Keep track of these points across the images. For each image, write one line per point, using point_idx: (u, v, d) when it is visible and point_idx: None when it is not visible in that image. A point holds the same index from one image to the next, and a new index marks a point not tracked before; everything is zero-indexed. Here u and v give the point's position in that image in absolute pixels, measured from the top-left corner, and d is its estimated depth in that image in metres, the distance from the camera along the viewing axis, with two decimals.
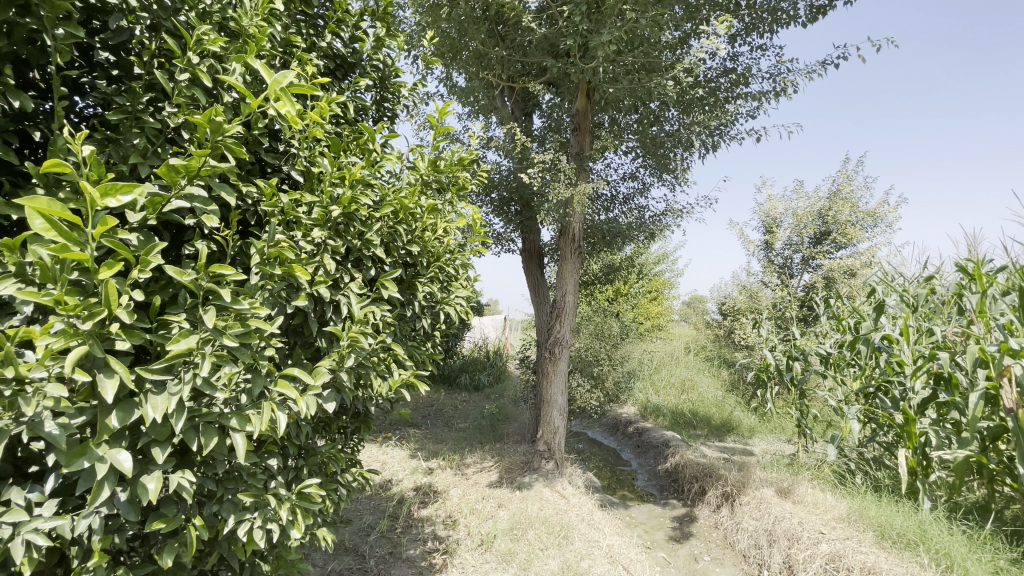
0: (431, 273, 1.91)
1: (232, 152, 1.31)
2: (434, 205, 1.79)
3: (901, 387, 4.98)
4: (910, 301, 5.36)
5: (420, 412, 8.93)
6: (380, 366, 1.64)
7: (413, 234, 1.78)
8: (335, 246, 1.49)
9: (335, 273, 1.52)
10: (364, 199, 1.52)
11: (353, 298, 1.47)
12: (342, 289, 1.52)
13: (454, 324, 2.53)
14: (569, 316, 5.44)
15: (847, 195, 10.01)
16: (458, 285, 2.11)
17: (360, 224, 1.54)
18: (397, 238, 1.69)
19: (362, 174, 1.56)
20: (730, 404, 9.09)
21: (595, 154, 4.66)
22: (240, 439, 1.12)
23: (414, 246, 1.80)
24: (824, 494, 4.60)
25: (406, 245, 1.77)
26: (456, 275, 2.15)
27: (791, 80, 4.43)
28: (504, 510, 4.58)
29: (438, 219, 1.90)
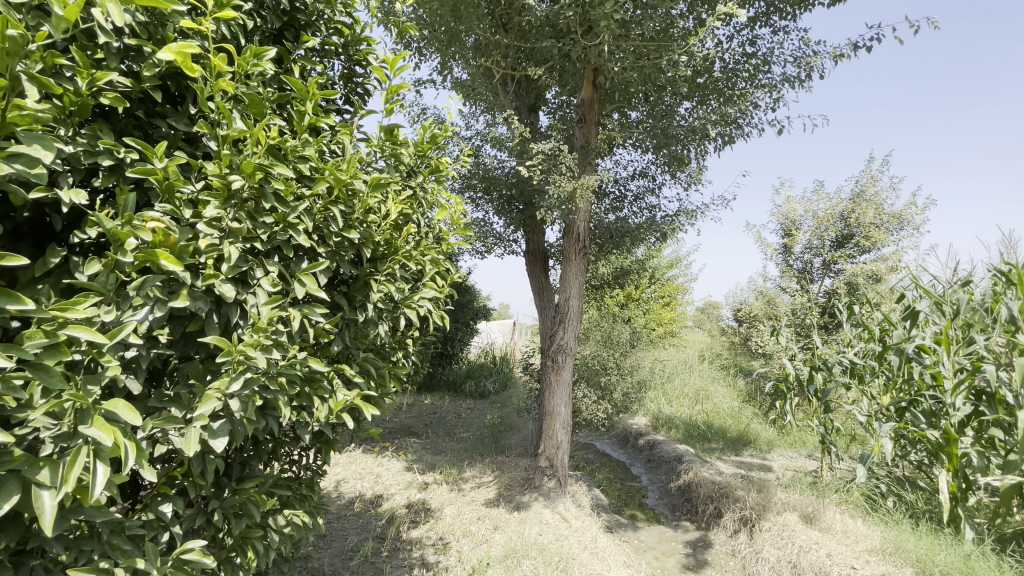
0: (387, 270, 1.59)
1: (34, 80, 1.02)
2: (382, 182, 1.46)
3: (938, 402, 4.52)
4: (948, 308, 4.90)
5: (421, 420, 8.62)
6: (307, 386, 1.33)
7: (359, 220, 1.46)
8: (239, 228, 1.15)
9: (243, 265, 1.19)
10: (280, 167, 1.18)
11: (258, 297, 1.15)
12: (251, 287, 1.20)
13: (429, 331, 2.21)
14: (573, 321, 5.07)
15: (871, 196, 9.48)
16: (426, 284, 1.80)
17: (276, 202, 1.20)
18: (335, 223, 1.36)
19: (280, 139, 1.23)
20: (747, 416, 8.62)
21: (601, 146, 4.30)
22: (45, 501, 0.89)
23: (361, 234, 1.47)
24: (854, 521, 4.17)
25: (351, 232, 1.44)
26: (425, 273, 1.82)
27: (818, 63, 4.01)
28: (499, 533, 4.23)
29: (396, 204, 1.58)
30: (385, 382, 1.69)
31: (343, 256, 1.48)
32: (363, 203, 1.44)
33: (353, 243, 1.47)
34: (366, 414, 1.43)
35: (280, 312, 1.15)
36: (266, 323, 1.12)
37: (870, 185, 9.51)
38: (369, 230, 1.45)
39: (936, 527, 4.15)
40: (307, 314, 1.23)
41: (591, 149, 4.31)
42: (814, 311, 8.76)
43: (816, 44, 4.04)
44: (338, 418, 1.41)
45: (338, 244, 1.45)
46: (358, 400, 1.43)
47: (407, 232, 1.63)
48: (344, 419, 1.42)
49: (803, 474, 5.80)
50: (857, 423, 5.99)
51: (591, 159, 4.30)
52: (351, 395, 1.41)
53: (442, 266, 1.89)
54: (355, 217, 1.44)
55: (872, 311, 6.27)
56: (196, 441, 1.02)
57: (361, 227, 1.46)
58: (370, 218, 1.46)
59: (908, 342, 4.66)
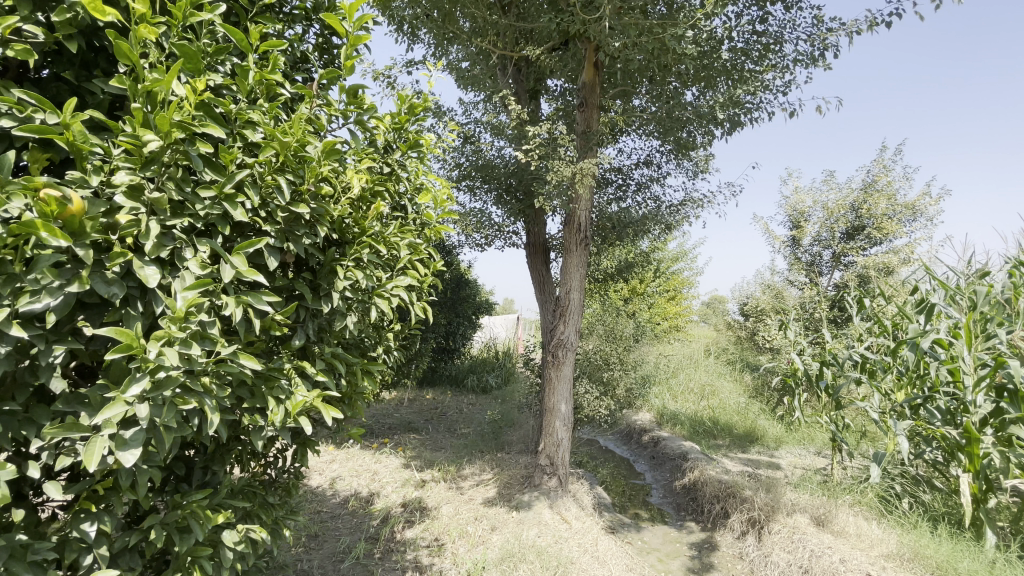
0: (354, 254, 1.43)
1: None
2: (334, 145, 1.30)
3: (955, 399, 4.31)
4: (966, 302, 4.68)
5: (422, 415, 8.49)
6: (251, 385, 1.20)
7: (314, 193, 1.31)
8: (159, 199, 1.04)
9: (170, 244, 1.09)
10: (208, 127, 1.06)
11: (179, 280, 1.05)
12: (179, 269, 1.09)
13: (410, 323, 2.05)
14: (574, 315, 4.88)
15: (883, 186, 9.20)
16: (399, 270, 1.65)
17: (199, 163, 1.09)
18: (283, 196, 1.22)
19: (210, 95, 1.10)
20: (754, 411, 8.43)
21: (603, 130, 4.09)
22: None
23: (318, 210, 1.32)
24: (869, 523, 3.98)
25: (304, 208, 1.29)
26: (399, 259, 1.66)
27: (833, 41, 3.78)
28: (497, 535, 4.09)
29: (358, 175, 1.42)
30: (358, 380, 1.53)
31: (300, 234, 1.33)
32: (319, 174, 1.30)
33: (309, 219, 1.33)
34: (328, 418, 1.29)
35: (201, 299, 1.04)
36: (181, 313, 1.00)
37: (882, 175, 9.24)
38: (324, 206, 1.30)
39: (956, 530, 3.95)
40: (243, 303, 1.11)
41: (592, 134, 4.11)
42: (823, 304, 8.54)
43: (831, 20, 3.82)
44: (296, 424, 1.26)
45: (291, 220, 1.31)
46: (319, 402, 1.29)
47: (375, 211, 1.47)
48: (303, 423, 1.27)
49: (813, 473, 5.61)
50: (869, 420, 5.80)
51: (592, 144, 4.10)
52: (309, 395, 1.27)
53: (418, 249, 1.73)
54: (310, 191, 1.30)
55: (884, 304, 6.07)
56: (97, 456, 0.92)
57: (315, 200, 1.31)
58: (326, 190, 1.31)
59: (924, 337, 4.47)
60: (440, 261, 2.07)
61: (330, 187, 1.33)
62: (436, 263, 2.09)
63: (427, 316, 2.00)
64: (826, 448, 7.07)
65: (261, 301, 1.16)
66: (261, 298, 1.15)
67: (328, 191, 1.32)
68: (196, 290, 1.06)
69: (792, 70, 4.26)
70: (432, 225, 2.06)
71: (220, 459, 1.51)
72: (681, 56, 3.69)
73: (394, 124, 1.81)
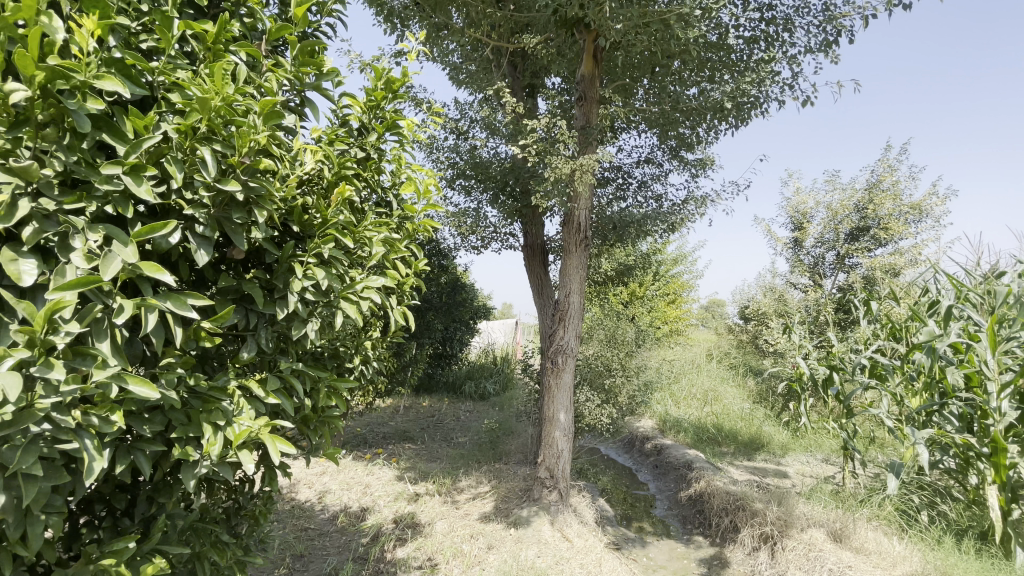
0: (315, 247, 1.23)
1: None
2: (274, 103, 1.17)
3: (975, 405, 4.09)
4: (983, 303, 4.48)
5: (417, 423, 8.27)
6: (185, 412, 1.06)
7: (252, 168, 1.17)
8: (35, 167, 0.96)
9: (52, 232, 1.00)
10: (109, 85, 1.00)
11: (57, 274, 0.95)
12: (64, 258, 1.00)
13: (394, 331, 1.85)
14: (573, 320, 4.66)
15: (888, 185, 9.01)
16: (372, 267, 1.43)
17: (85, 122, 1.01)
18: (207, 171, 1.08)
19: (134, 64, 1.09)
20: (759, 418, 8.20)
21: (603, 123, 3.87)
22: None
23: (260, 189, 1.17)
24: (889, 539, 3.75)
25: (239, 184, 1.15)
26: (373, 255, 1.45)
27: (848, 25, 3.56)
28: (494, 554, 3.85)
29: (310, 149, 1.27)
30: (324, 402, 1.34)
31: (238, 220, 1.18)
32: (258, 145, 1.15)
33: (247, 201, 1.18)
34: (278, 452, 1.09)
35: (70, 301, 0.90)
36: (39, 320, 0.87)
37: (887, 175, 9.05)
38: (263, 182, 1.14)
39: (983, 547, 3.72)
40: (155, 307, 0.95)
41: (592, 129, 3.90)
42: (828, 307, 8.34)
43: (845, 4, 3.60)
44: (237, 459, 1.06)
45: (225, 201, 1.16)
46: (267, 432, 1.10)
47: (335, 194, 1.31)
48: (246, 456, 1.07)
49: (823, 483, 5.38)
50: (880, 426, 5.58)
51: (592, 139, 3.89)
52: (255, 422, 1.09)
53: (394, 243, 1.56)
54: (245, 165, 1.16)
55: (892, 307, 5.87)
56: None
57: (251, 176, 1.17)
58: (265, 163, 1.16)
59: (940, 340, 4.26)
60: (424, 259, 1.89)
61: (270, 162, 1.18)
62: (419, 262, 1.92)
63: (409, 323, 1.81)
64: (835, 455, 6.86)
65: (182, 304, 0.99)
66: (180, 301, 0.99)
67: (268, 166, 1.17)
68: (73, 290, 0.92)
69: (801, 61, 4.06)
70: (413, 219, 1.89)
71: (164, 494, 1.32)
72: (688, 42, 3.46)
73: (369, 105, 1.63)
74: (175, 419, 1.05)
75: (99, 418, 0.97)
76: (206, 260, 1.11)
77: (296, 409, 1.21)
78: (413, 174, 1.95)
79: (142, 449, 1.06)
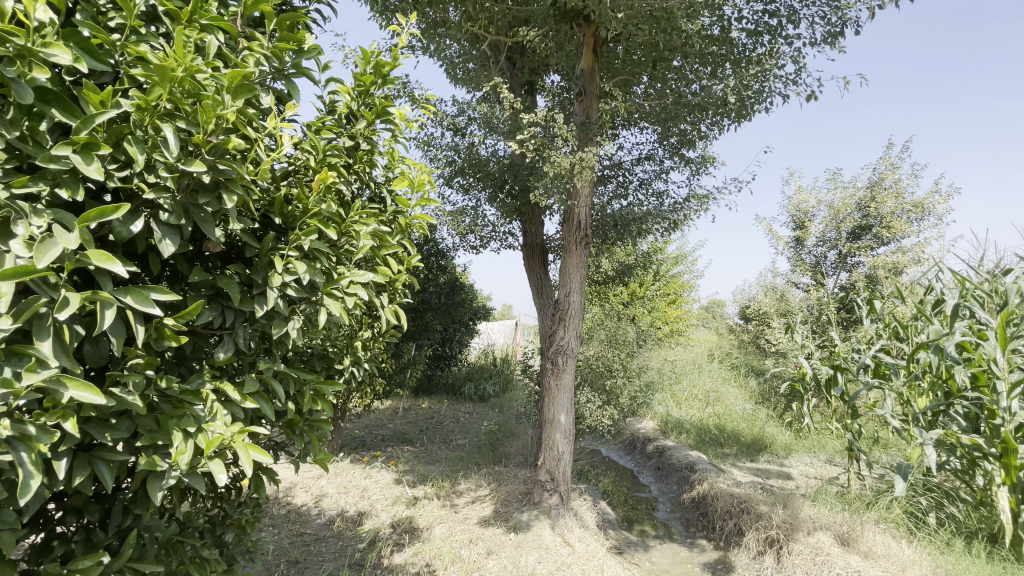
0: (296, 241, 1.19)
1: None
2: (245, 75, 1.13)
3: (984, 405, 4.01)
4: (990, 301, 4.40)
5: (416, 425, 8.18)
6: (157, 420, 1.04)
7: (219, 147, 1.12)
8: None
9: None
10: (64, 57, 0.99)
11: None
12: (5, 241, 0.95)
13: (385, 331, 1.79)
14: (574, 320, 4.57)
15: (891, 183, 8.94)
16: (355, 261, 1.37)
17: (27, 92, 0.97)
18: (168, 151, 1.03)
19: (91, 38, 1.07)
20: (761, 418, 8.12)
21: (603, 119, 3.79)
22: None
23: (229, 172, 1.12)
24: (896, 542, 3.67)
25: (205, 165, 1.10)
26: (358, 247, 1.39)
27: (854, 17, 3.48)
28: (494, 559, 3.77)
29: (283, 127, 1.22)
30: (307, 404, 1.29)
31: (209, 210, 1.13)
32: (226, 123, 1.10)
33: (215, 185, 1.13)
34: (252, 463, 1.04)
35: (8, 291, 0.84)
36: None
37: (889, 173, 8.97)
38: (230, 162, 1.09)
39: (994, 551, 3.64)
40: (112, 303, 0.90)
41: (591, 124, 3.82)
42: (830, 306, 8.26)
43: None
44: (207, 468, 1.02)
45: (192, 186, 1.11)
46: (241, 441, 1.06)
47: (315, 181, 1.27)
48: (217, 466, 1.01)
49: (828, 485, 5.30)
50: (886, 427, 5.50)
51: (592, 135, 3.81)
52: (228, 430, 1.04)
53: (382, 236, 1.51)
54: (211, 144, 1.10)
55: (896, 305, 5.80)
56: None
57: (219, 157, 1.12)
58: (233, 141, 1.11)
59: (946, 339, 4.18)
60: (417, 256, 1.84)
61: (239, 141, 1.13)
62: (412, 258, 1.87)
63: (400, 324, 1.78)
64: (839, 456, 6.77)
65: (143, 299, 0.94)
66: (141, 296, 0.94)
67: (237, 145, 1.12)
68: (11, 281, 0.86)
69: (805, 54, 3.98)
70: (406, 214, 1.84)
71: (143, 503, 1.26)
72: (691, 34, 3.38)
73: (359, 91, 1.60)
74: (147, 426, 1.03)
75: (44, 426, 0.91)
76: (171, 249, 1.07)
77: (275, 414, 1.16)
78: (406, 167, 1.90)
79: (104, 457, 1.03)
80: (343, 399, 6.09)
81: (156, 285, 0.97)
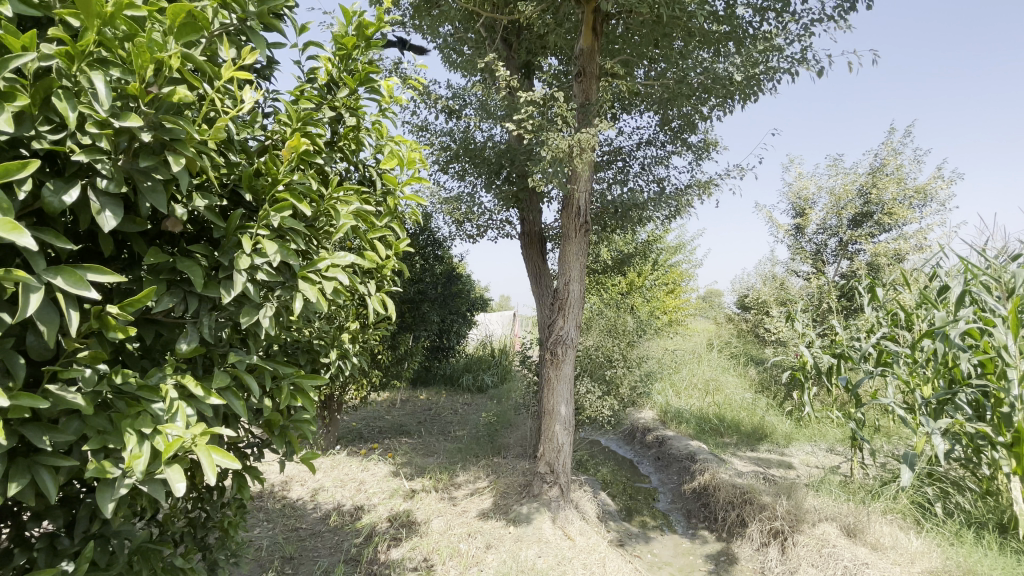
0: (265, 219, 1.09)
1: None
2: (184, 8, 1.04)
3: (990, 392, 3.94)
4: (998, 286, 4.32)
5: (415, 417, 8.11)
6: (108, 420, 0.95)
7: (163, 100, 1.03)
8: None
9: None
10: None
11: None
12: None
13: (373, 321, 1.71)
14: (574, 309, 4.46)
15: (893, 169, 8.83)
16: (334, 243, 1.28)
17: None
18: (100, 104, 0.95)
19: None
20: (761, 408, 8.06)
21: (603, 99, 3.66)
22: None
23: (175, 130, 1.03)
24: (904, 533, 3.61)
25: (148, 123, 1.01)
26: (337, 229, 1.30)
27: None
28: (493, 553, 3.69)
29: (231, 71, 1.13)
30: (282, 399, 1.21)
31: (159, 178, 1.05)
32: (167, 69, 1.02)
33: (162, 148, 1.05)
34: (215, 468, 0.98)
35: None
36: None
37: (891, 159, 8.84)
38: (173, 117, 1.00)
39: (1002, 540, 3.58)
40: (40, 284, 0.82)
41: (591, 105, 3.68)
42: (831, 295, 8.19)
43: None
44: (165, 474, 0.95)
45: (134, 149, 1.03)
46: (203, 444, 0.98)
47: (285, 149, 1.18)
48: (174, 473, 0.93)
49: (830, 474, 5.25)
50: (888, 415, 5.44)
51: (592, 117, 3.68)
52: (189, 433, 0.97)
53: (367, 216, 1.42)
54: (154, 96, 1.02)
55: (899, 293, 5.72)
56: None
57: (163, 113, 1.04)
58: (177, 93, 1.02)
59: (952, 326, 4.10)
60: (406, 241, 1.75)
61: (185, 92, 1.04)
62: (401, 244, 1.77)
63: (388, 317, 1.70)
64: (840, 445, 6.74)
65: (78, 281, 0.87)
66: (75, 277, 0.87)
67: (182, 96, 1.03)
68: None
69: (812, 32, 3.84)
70: (395, 198, 1.75)
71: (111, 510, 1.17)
72: (696, 8, 3.22)
73: (340, 56, 1.49)
74: (97, 426, 0.94)
75: None
76: (113, 225, 0.98)
77: (246, 411, 1.09)
78: (397, 146, 1.79)
79: (45, 464, 0.93)
80: (339, 391, 6.01)
81: (93, 267, 0.91)
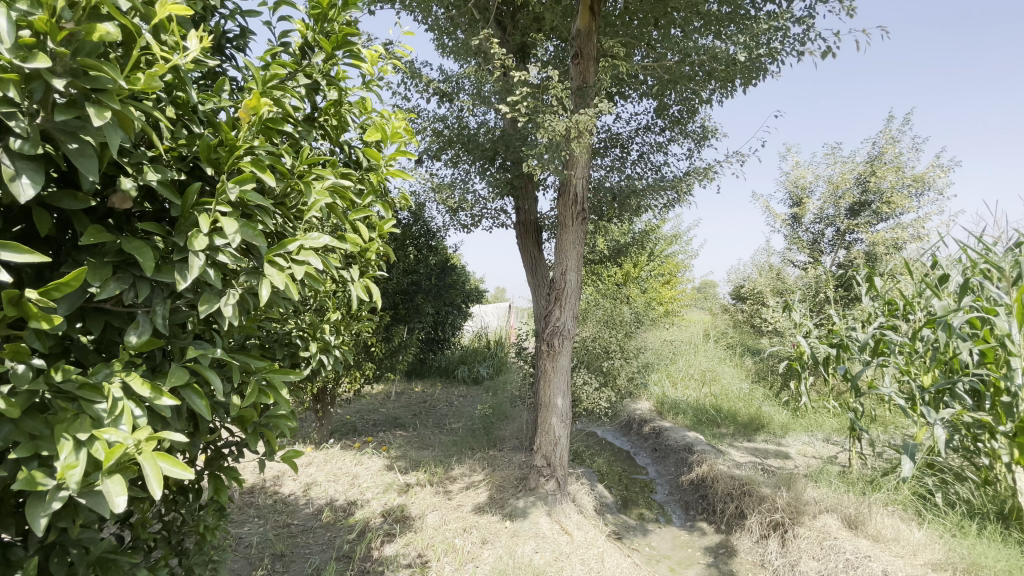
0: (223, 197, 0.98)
1: None
2: None
3: (991, 381, 3.89)
4: (1000, 274, 4.26)
5: (410, 409, 8.02)
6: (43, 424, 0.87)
7: (83, 40, 0.92)
8: None
9: None
10: None
11: None
12: None
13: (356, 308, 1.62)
14: (570, 300, 4.35)
15: (891, 157, 8.76)
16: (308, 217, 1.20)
17: None
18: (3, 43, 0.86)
19: None
20: (758, 398, 8.03)
21: (601, 82, 3.54)
22: None
23: (101, 78, 0.93)
24: (906, 525, 3.57)
25: (68, 71, 0.92)
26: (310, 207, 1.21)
27: None
28: (489, 548, 3.61)
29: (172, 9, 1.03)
30: (250, 397, 1.09)
31: (87, 138, 0.95)
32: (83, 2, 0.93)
33: (83, 99, 0.95)
34: (161, 480, 0.88)
35: None
36: None
37: (889, 147, 8.75)
38: (92, 60, 0.91)
39: (1005, 531, 3.53)
40: None
41: (589, 88, 3.56)
42: (828, 285, 8.14)
43: None
44: (103, 486, 0.86)
45: (52, 102, 0.94)
46: (148, 451, 0.89)
47: (241, 110, 1.10)
48: (112, 486, 0.85)
49: (828, 465, 5.20)
50: (886, 405, 5.41)
51: (589, 100, 3.58)
52: (132, 438, 0.88)
53: (344, 194, 1.34)
54: (72, 32, 0.92)
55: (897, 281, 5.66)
56: None
57: (82, 55, 0.93)
58: (98, 30, 0.92)
59: (954, 315, 4.06)
60: (394, 223, 1.66)
61: (109, 30, 0.93)
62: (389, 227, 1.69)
63: (373, 306, 1.62)
64: (837, 435, 6.72)
65: None
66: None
67: (103, 33, 0.92)
68: None
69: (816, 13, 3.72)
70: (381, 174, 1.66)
71: (67, 517, 1.07)
72: None
73: (315, 16, 1.39)
74: (31, 430, 0.86)
75: None
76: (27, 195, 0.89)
77: (207, 412, 0.99)
78: (381, 121, 1.69)
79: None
80: (332, 383, 5.91)
81: (10, 247, 0.83)
